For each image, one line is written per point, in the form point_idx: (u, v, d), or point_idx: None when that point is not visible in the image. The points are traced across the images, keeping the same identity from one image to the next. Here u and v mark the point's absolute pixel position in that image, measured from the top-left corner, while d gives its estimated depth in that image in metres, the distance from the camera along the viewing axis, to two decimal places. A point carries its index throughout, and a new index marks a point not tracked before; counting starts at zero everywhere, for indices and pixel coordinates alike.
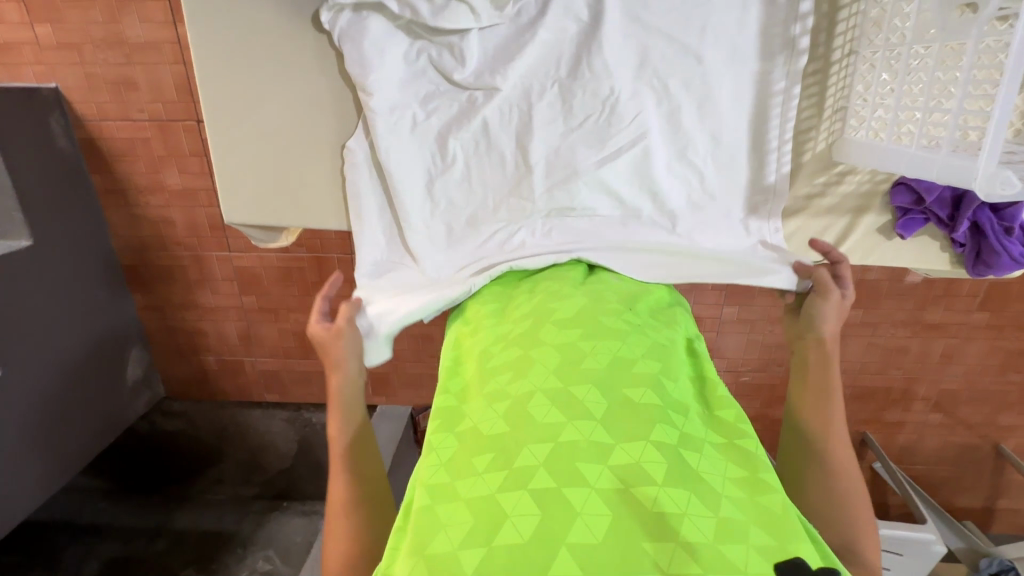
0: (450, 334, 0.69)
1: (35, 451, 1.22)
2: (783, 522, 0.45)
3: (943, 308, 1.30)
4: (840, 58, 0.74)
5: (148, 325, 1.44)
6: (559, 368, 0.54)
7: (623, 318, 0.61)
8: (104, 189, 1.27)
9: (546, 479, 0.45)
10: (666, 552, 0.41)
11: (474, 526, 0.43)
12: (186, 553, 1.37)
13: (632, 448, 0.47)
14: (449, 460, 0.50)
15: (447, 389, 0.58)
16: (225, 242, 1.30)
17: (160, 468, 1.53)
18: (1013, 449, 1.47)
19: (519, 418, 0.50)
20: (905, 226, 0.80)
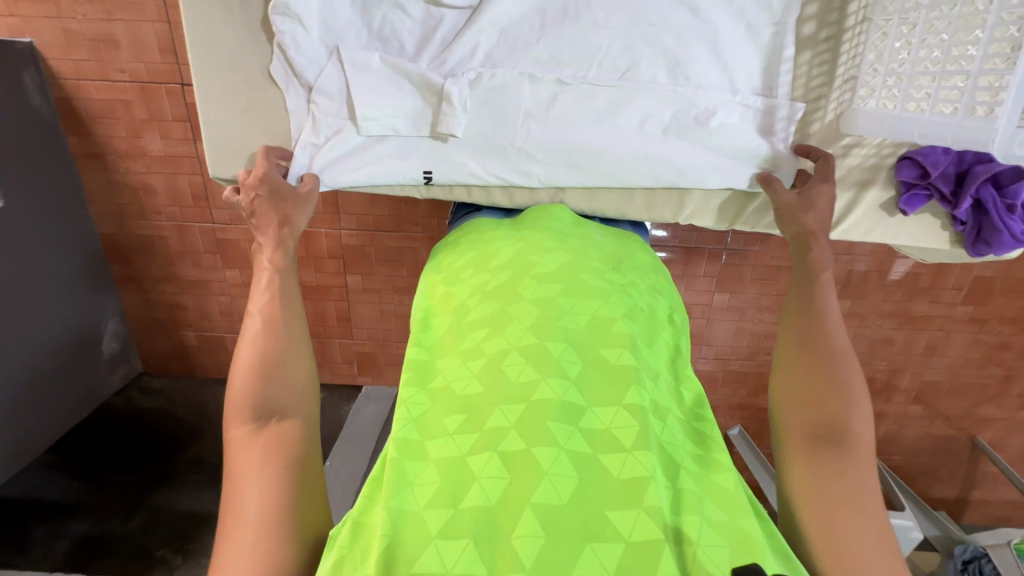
0: (426, 282, 0.75)
1: (29, 415, 1.26)
2: (732, 495, 0.52)
3: (928, 301, 1.32)
4: (853, 25, 0.78)
5: (128, 299, 1.40)
6: (534, 323, 0.59)
7: (604, 277, 0.68)
8: (81, 152, 1.21)
9: (515, 439, 0.51)
10: (630, 515, 0.47)
11: (438, 485, 0.49)
12: (161, 532, 1.28)
13: (604, 414, 0.53)
14: (418, 416, 0.56)
15: (419, 342, 0.64)
16: (208, 214, 1.26)
17: (126, 444, 1.41)
18: (988, 441, 1.52)
19: (493, 376, 0.56)
20: (908, 202, 0.82)
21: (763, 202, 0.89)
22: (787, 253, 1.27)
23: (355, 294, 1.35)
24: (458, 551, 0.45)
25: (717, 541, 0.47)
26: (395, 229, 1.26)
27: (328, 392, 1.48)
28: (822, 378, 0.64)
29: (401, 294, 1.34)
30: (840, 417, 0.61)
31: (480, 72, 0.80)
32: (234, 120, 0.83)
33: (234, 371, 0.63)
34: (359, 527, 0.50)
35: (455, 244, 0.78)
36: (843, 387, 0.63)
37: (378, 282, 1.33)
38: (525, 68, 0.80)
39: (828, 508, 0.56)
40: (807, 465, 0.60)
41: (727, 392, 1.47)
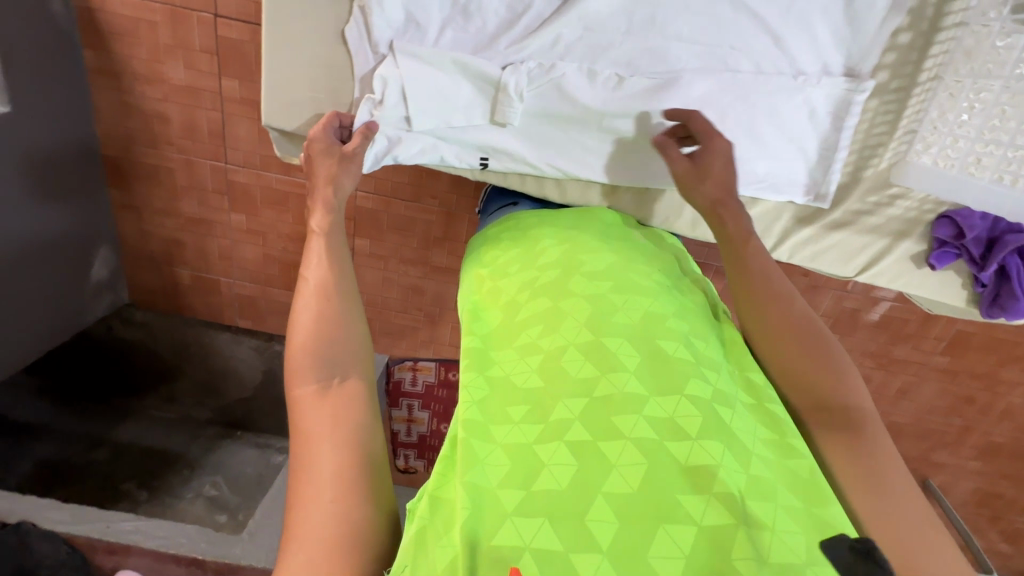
0: (471, 278, 0.77)
1: (22, 339, 1.27)
2: (811, 487, 0.53)
3: (910, 346, 1.38)
4: (924, 81, 0.82)
5: (124, 226, 1.36)
6: (590, 319, 0.62)
7: (653, 277, 0.70)
8: (95, 68, 1.15)
9: (580, 429, 0.52)
10: (701, 499, 0.48)
11: (510, 470, 0.51)
12: (126, 468, 1.36)
13: (667, 402, 0.54)
14: (480, 400, 0.57)
15: (473, 332, 0.67)
16: (222, 153, 1.22)
17: (102, 371, 1.46)
18: (937, 484, 1.61)
19: (554, 369, 0.58)
20: (938, 257, 0.89)
21: (800, 241, 0.94)
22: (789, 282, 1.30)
23: (360, 258, 1.33)
24: (534, 529, 0.46)
25: (793, 526, 0.47)
26: (413, 199, 1.24)
27: None
28: (824, 361, 0.65)
29: (407, 265, 1.33)
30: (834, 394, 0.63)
31: (552, 63, 0.81)
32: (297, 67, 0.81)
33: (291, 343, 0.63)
34: (436, 500, 0.51)
35: (506, 227, 0.83)
36: (840, 369, 0.64)
37: (387, 249, 1.31)
38: (586, 63, 0.81)
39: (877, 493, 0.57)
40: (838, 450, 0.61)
41: None
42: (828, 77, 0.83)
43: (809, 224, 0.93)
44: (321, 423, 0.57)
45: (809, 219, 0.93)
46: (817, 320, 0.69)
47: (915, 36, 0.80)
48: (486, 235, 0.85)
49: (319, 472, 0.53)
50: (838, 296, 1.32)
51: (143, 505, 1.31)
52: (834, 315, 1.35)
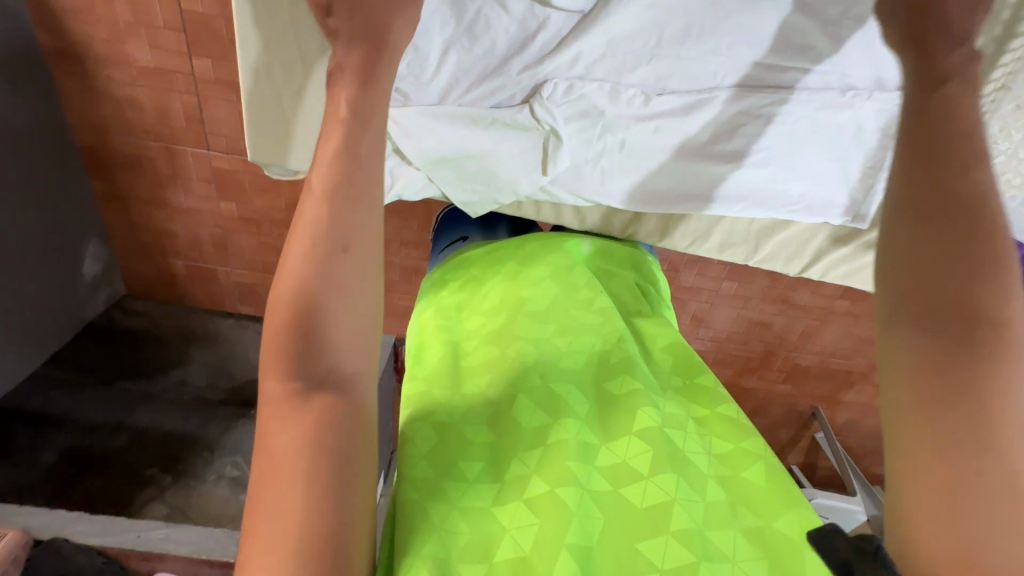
0: (417, 320, 0.73)
1: (27, 341, 1.25)
2: (761, 499, 0.52)
3: None
4: None
5: (110, 220, 1.30)
6: (535, 365, 0.60)
7: (594, 307, 0.66)
8: (53, 51, 1.04)
9: (538, 483, 0.51)
10: (658, 542, 0.48)
11: (469, 538, 0.49)
12: (150, 453, 1.41)
13: (615, 446, 0.54)
14: (428, 454, 0.55)
15: (415, 377, 0.64)
16: (204, 139, 1.13)
17: (114, 359, 1.48)
18: None
19: (504, 421, 0.57)
20: None
21: (835, 260, 0.90)
22: None
23: None
24: None
25: (753, 554, 0.47)
26: None
27: None
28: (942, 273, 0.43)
29: (409, 247, 1.29)
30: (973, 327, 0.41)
31: (572, 82, 0.68)
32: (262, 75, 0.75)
33: (282, 266, 0.42)
34: None
35: (455, 266, 0.79)
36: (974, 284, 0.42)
37: (386, 233, 1.26)
38: (614, 80, 0.69)
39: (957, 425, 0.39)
40: (917, 379, 0.41)
41: (713, 369, 1.56)
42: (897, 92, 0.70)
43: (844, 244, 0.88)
44: (288, 451, 0.39)
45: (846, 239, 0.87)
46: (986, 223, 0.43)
47: None
48: (461, 253, 0.82)
49: (265, 500, 0.38)
50: None
51: (170, 490, 1.39)
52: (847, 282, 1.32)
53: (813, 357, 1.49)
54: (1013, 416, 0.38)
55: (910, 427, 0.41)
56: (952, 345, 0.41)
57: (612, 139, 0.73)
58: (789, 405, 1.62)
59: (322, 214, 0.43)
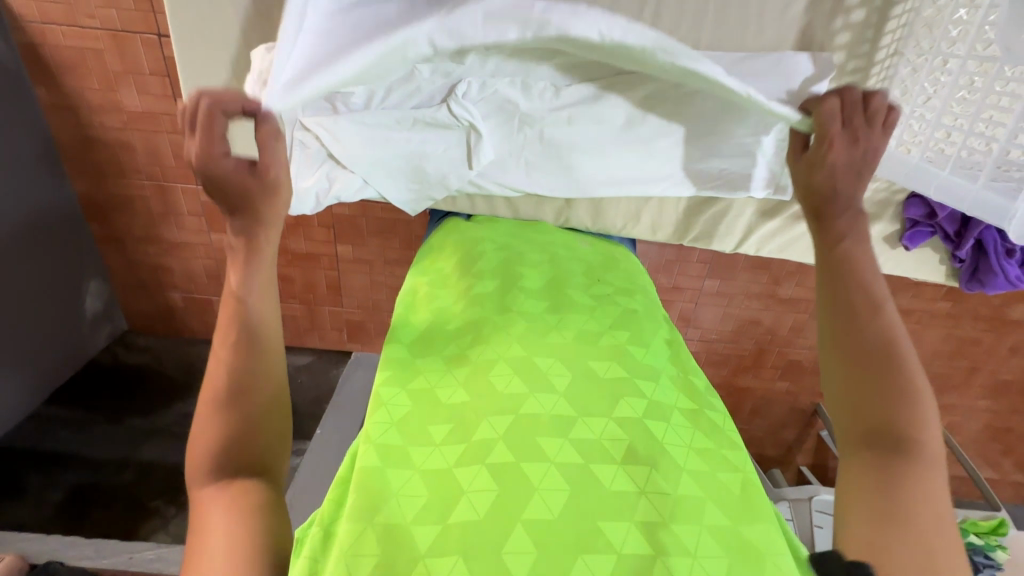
0: (411, 279, 0.77)
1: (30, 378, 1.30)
2: (740, 500, 0.52)
3: (910, 296, 1.35)
4: (883, 58, 0.76)
5: (109, 259, 1.36)
6: (523, 337, 0.63)
7: (586, 294, 0.72)
8: (51, 103, 1.12)
9: (503, 450, 0.52)
10: (622, 527, 0.47)
11: (427, 499, 0.49)
12: (154, 484, 1.42)
13: (595, 423, 0.55)
14: (399, 420, 0.56)
15: (397, 339, 0.66)
16: (192, 175, 1.20)
17: (118, 397, 1.51)
18: (946, 425, 1.61)
19: (481, 386, 0.58)
20: (911, 238, 0.88)
21: (768, 232, 0.94)
22: None
23: (344, 263, 1.32)
24: (448, 567, 0.44)
25: (715, 550, 0.47)
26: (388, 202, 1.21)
27: (316, 355, 1.51)
28: (876, 387, 0.55)
29: (392, 266, 1.33)
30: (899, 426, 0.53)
31: (483, 80, 0.78)
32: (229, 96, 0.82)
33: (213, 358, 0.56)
34: (325, 538, 0.49)
35: (435, 250, 0.81)
36: (898, 395, 0.54)
37: (369, 253, 1.31)
38: (519, 75, 0.78)
39: (889, 482, 0.50)
40: (863, 466, 0.52)
41: (707, 370, 1.55)
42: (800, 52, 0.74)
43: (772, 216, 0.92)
44: (225, 506, 0.50)
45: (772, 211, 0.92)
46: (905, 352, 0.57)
47: None
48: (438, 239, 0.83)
49: (209, 541, 0.48)
50: None
51: (174, 519, 1.38)
52: None
53: (806, 351, 1.47)
54: (931, 499, 0.49)
55: (858, 502, 0.50)
56: (877, 447, 0.53)
57: (527, 128, 0.82)
58: (790, 403, 1.59)
59: (232, 303, 0.59)
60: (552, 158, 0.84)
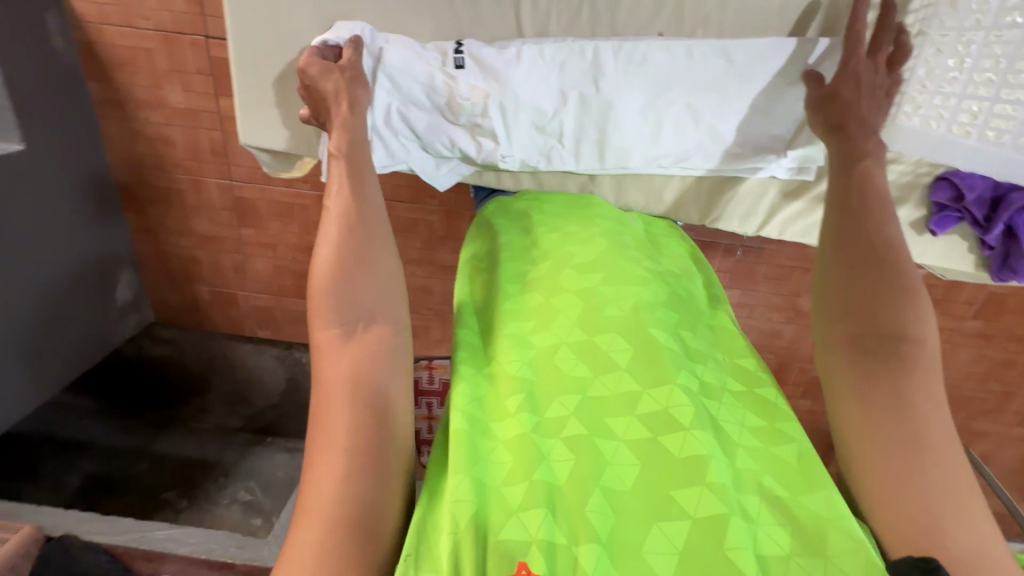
0: (465, 267, 0.76)
1: (58, 364, 1.34)
2: (796, 471, 0.53)
3: (939, 313, 1.32)
4: (907, 37, 0.77)
5: (143, 250, 1.41)
6: (582, 315, 0.63)
7: (641, 265, 0.71)
8: (102, 99, 1.19)
9: (577, 424, 0.53)
10: (693, 492, 0.49)
11: (513, 463, 0.51)
12: (167, 477, 1.43)
13: (658, 395, 0.55)
14: (480, 396, 0.57)
15: (465, 325, 0.66)
16: (226, 170, 1.25)
17: (140, 387, 1.54)
18: (979, 453, 1.54)
19: (548, 366, 0.58)
20: (938, 222, 0.89)
21: (789, 215, 0.96)
22: (805, 254, 1.25)
23: None
24: (539, 522, 0.46)
25: (776, 518, 0.49)
26: (412, 200, 1.24)
27: None
28: (865, 286, 0.61)
29: (413, 265, 1.35)
30: (890, 318, 0.58)
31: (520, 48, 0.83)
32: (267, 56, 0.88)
33: (316, 259, 0.62)
34: (433, 492, 0.51)
35: (498, 229, 0.79)
36: (899, 291, 0.59)
37: None
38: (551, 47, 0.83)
39: (883, 382, 0.55)
40: (848, 366, 0.58)
41: None
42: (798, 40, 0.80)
43: (795, 198, 0.94)
44: (340, 371, 0.54)
45: (796, 192, 0.94)
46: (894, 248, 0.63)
47: None
48: (486, 220, 0.82)
49: (327, 434, 0.51)
50: None
51: (184, 513, 1.39)
52: None
53: None
54: (927, 388, 0.54)
55: (851, 403, 0.56)
56: (875, 348, 0.57)
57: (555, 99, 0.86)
58: (812, 423, 1.54)
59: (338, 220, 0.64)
60: (577, 130, 0.88)
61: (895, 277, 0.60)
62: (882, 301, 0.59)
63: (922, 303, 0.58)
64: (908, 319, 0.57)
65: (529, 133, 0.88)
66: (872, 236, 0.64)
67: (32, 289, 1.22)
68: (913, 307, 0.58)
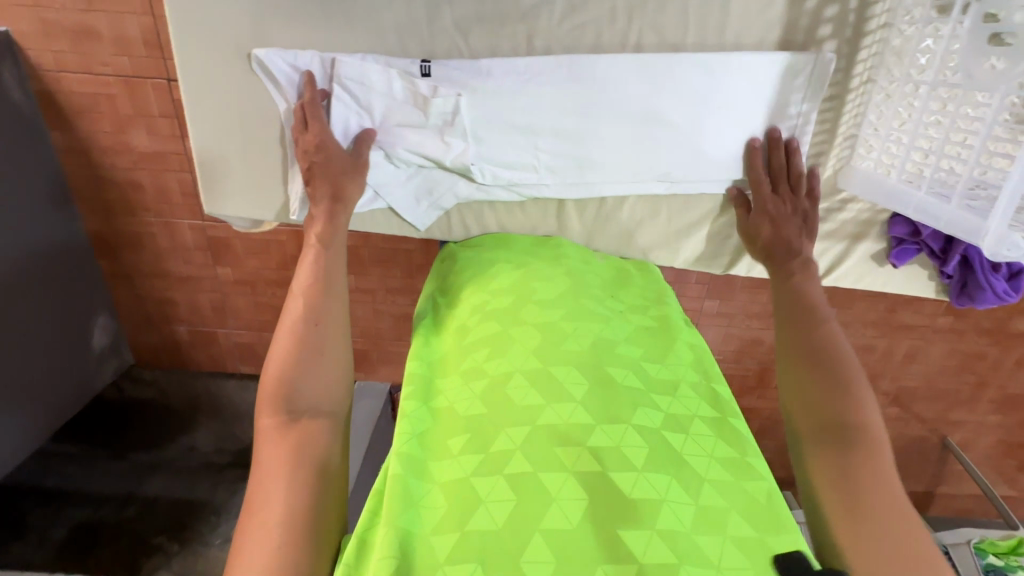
0: (428, 302, 0.78)
1: (35, 418, 1.30)
2: (763, 505, 0.55)
3: (911, 311, 1.35)
4: (857, 86, 0.84)
5: (118, 294, 1.39)
6: (537, 349, 0.63)
7: (602, 304, 0.73)
8: (65, 146, 1.17)
9: (520, 464, 0.53)
10: (643, 536, 0.49)
11: (448, 508, 0.51)
12: (158, 520, 1.41)
13: (612, 430, 0.56)
14: (422, 433, 0.58)
15: (419, 357, 0.67)
16: (198, 211, 1.24)
17: (123, 432, 1.53)
18: (958, 442, 1.59)
19: (497, 399, 0.59)
20: (898, 255, 0.91)
21: None
22: None
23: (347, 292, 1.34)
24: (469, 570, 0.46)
25: (741, 558, 0.49)
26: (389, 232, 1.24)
27: None
28: (816, 377, 0.71)
29: (394, 294, 1.35)
30: (842, 410, 0.68)
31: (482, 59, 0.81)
32: (246, 119, 0.87)
33: (280, 337, 0.70)
34: (362, 545, 0.51)
35: (458, 264, 0.81)
36: (847, 387, 0.69)
37: (371, 283, 1.33)
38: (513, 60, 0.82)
39: (844, 469, 0.63)
40: (822, 455, 0.66)
41: None
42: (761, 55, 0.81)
43: None
44: (284, 444, 0.61)
45: None
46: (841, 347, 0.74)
47: None
48: (450, 255, 0.86)
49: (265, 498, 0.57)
50: None
51: (177, 558, 1.37)
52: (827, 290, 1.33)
53: None
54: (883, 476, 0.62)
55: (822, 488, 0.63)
56: (833, 438, 0.66)
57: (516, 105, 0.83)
58: None
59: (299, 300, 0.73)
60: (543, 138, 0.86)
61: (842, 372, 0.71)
62: (831, 394, 0.69)
63: (865, 396, 0.69)
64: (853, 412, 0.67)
65: (494, 145, 0.86)
66: (822, 334, 0.75)
67: (6, 346, 1.19)
68: (854, 397, 0.69)
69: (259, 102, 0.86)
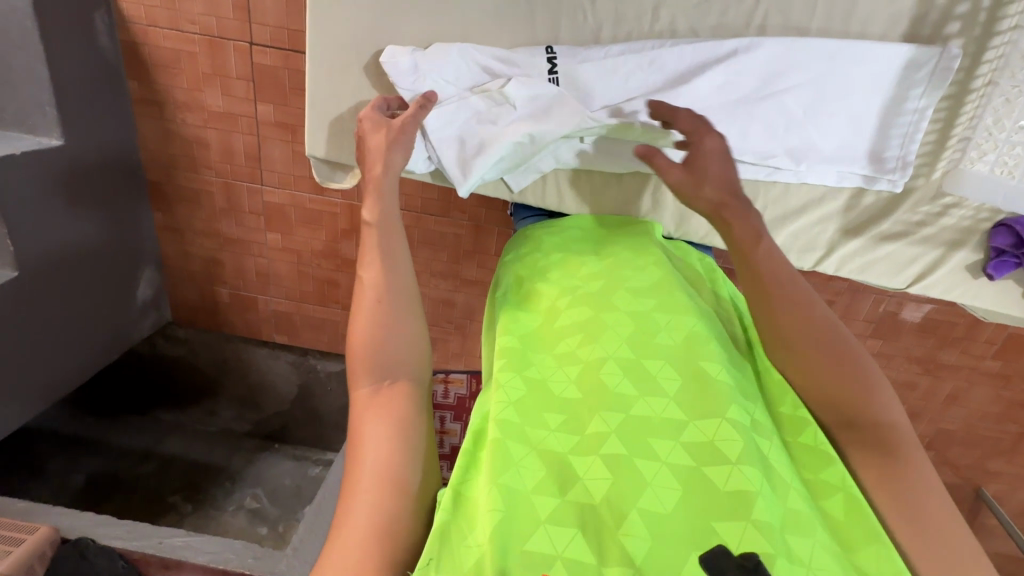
0: (510, 273, 0.78)
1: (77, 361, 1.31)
2: (848, 523, 0.53)
3: (958, 351, 1.32)
4: (978, 87, 0.83)
5: (166, 248, 1.41)
6: (631, 338, 0.62)
7: (695, 298, 0.70)
8: (140, 98, 1.20)
9: (617, 444, 0.52)
10: (735, 529, 0.46)
11: (546, 476, 0.52)
12: (172, 481, 1.43)
13: (705, 425, 0.54)
14: (518, 400, 0.57)
15: (511, 330, 0.67)
16: (259, 174, 1.25)
17: (152, 389, 1.53)
18: (992, 494, 1.54)
19: (590, 382, 0.58)
20: (997, 267, 0.89)
21: (850, 251, 0.94)
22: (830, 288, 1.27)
23: None
24: (568, 537, 0.47)
25: (831, 563, 0.47)
26: (441, 214, 1.25)
27: None
28: (827, 364, 0.63)
29: (437, 278, 1.35)
30: (859, 403, 0.61)
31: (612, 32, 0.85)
32: (359, 56, 0.88)
33: (355, 319, 0.66)
34: (458, 498, 0.52)
35: (540, 247, 0.81)
36: (866, 377, 0.62)
37: (417, 264, 1.33)
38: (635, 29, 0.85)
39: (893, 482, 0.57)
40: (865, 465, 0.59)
41: None
42: (886, 46, 0.82)
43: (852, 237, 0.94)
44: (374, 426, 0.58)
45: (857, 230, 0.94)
46: (841, 323, 0.65)
47: (967, 42, 0.81)
48: (535, 232, 0.86)
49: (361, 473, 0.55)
50: (879, 301, 1.28)
51: (189, 518, 1.38)
52: (875, 319, 1.31)
53: None
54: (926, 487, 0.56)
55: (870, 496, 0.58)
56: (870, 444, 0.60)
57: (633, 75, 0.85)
58: None
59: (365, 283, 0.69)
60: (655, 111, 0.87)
61: (859, 363, 0.63)
62: (852, 384, 0.62)
63: (887, 388, 0.61)
64: (864, 408, 0.61)
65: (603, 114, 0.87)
66: (822, 311, 0.66)
67: (59, 286, 1.20)
68: (880, 391, 0.62)
69: (364, 38, 0.87)
